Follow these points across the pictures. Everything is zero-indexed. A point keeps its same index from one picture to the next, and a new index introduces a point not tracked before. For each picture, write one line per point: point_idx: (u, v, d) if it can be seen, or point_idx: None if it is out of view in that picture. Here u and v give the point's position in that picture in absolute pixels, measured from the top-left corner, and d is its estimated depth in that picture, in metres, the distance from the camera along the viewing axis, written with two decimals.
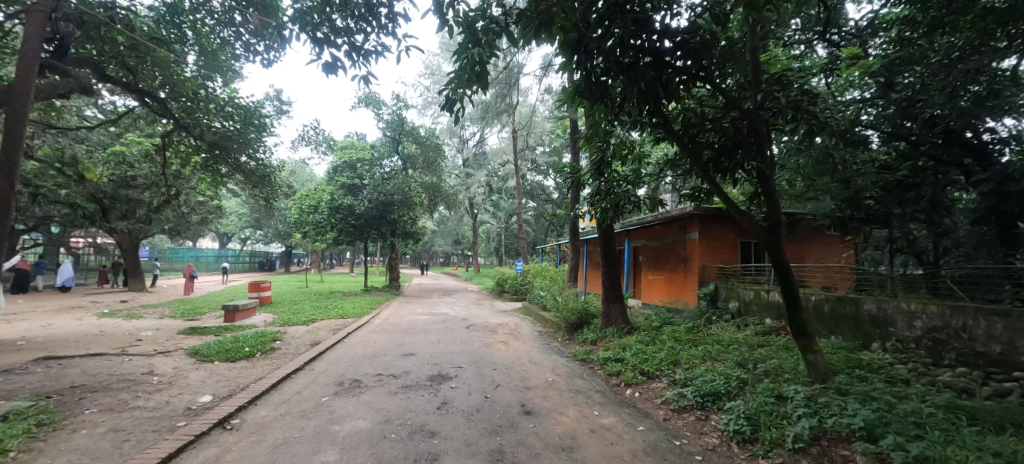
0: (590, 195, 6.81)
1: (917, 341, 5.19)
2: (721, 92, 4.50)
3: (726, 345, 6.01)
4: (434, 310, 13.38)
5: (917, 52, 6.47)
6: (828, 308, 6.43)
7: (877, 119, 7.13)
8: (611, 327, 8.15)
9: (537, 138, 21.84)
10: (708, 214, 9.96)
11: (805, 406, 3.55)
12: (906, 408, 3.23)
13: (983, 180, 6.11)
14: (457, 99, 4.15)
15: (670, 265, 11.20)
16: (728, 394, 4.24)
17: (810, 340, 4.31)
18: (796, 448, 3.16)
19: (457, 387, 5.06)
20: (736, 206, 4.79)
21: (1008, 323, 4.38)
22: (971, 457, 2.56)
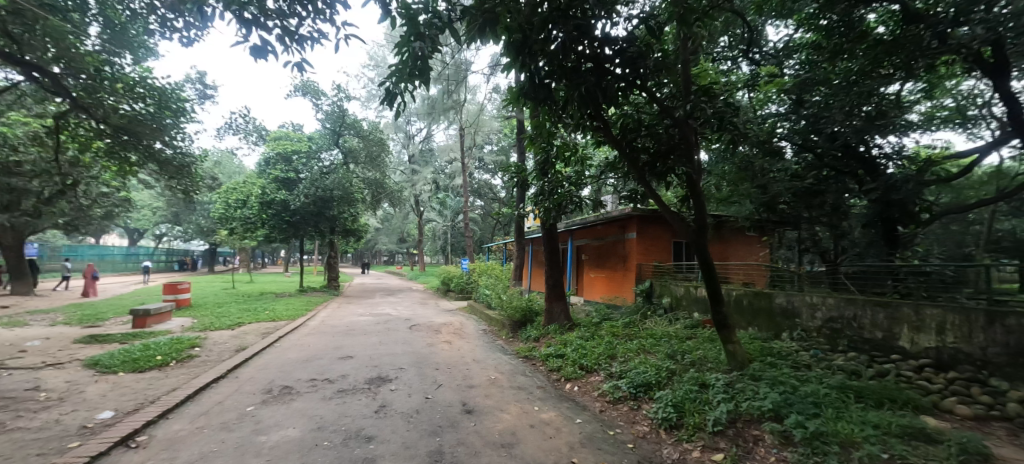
0: (534, 195, 6.93)
1: (818, 330, 5.86)
2: (656, 100, 4.79)
3: (658, 338, 6.40)
4: (376, 311, 12.90)
5: (822, 74, 7.30)
6: (746, 301, 7.06)
7: (790, 132, 7.90)
8: (553, 324, 8.37)
9: (484, 137, 21.82)
10: (645, 216, 10.54)
11: (723, 392, 3.87)
12: (807, 390, 3.63)
13: (873, 189, 7.06)
14: (399, 93, 4.01)
15: (610, 264, 11.70)
16: (659, 383, 4.52)
17: (731, 332, 4.69)
18: (715, 431, 3.44)
19: (397, 389, 4.92)
20: (668, 208, 5.11)
21: (888, 312, 5.06)
22: (856, 431, 2.94)
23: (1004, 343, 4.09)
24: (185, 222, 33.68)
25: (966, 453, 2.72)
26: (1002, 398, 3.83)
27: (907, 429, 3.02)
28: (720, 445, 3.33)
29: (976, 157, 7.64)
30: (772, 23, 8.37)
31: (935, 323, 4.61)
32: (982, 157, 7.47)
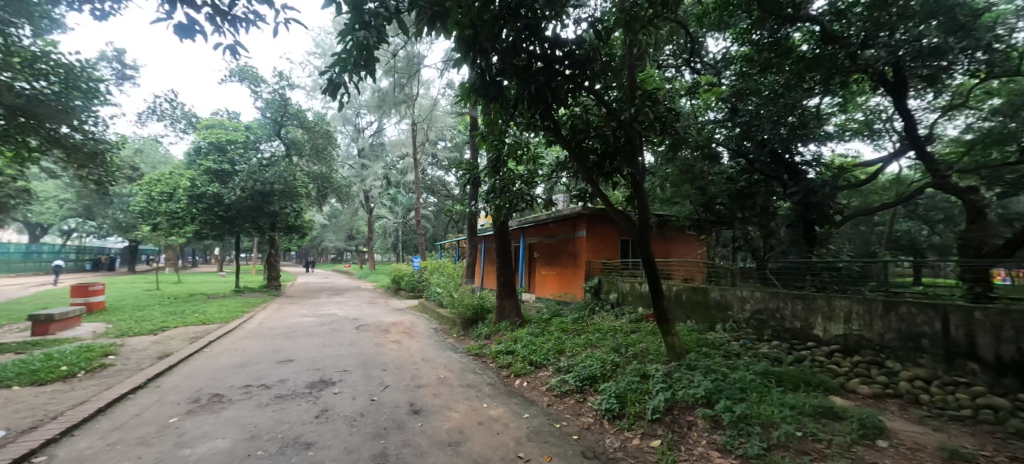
0: (486, 192, 6.91)
1: (747, 321, 6.34)
2: (603, 103, 4.95)
3: (605, 333, 6.64)
4: (321, 311, 12.30)
5: (754, 85, 7.90)
6: (685, 296, 7.49)
7: (726, 138, 8.45)
8: (504, 321, 8.42)
9: (437, 132, 21.46)
10: (594, 215, 10.88)
11: (662, 382, 4.09)
12: (735, 377, 3.93)
13: (795, 192, 7.78)
14: (343, 84, 3.83)
15: (561, 261, 11.96)
16: (603, 376, 4.69)
17: (670, 325, 4.96)
18: (654, 419, 3.63)
19: (341, 392, 4.73)
20: (614, 207, 5.31)
21: (805, 304, 5.59)
22: (775, 412, 3.23)
23: (897, 330, 4.65)
24: (98, 216, 30.15)
25: (865, 427, 3.08)
26: (895, 377, 4.36)
27: (818, 408, 3.36)
28: (658, 431, 3.52)
29: (879, 166, 8.62)
30: (711, 36, 8.93)
31: (843, 313, 5.16)
32: (884, 166, 8.44)
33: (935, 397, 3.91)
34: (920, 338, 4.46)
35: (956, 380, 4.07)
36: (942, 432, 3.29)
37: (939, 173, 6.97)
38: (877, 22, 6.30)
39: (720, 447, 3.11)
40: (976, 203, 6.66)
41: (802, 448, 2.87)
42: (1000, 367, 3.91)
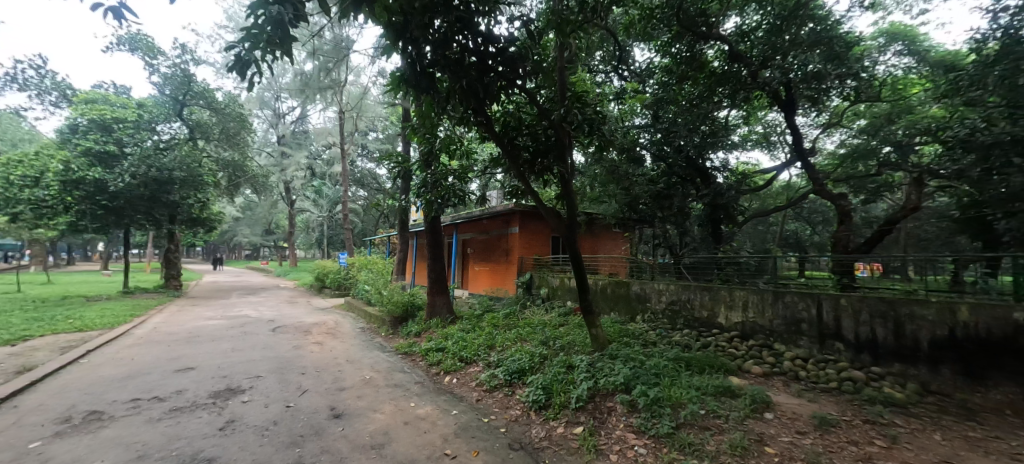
0: (417, 186, 6.70)
1: (663, 311, 6.87)
2: (535, 102, 5.05)
3: (535, 327, 6.82)
4: (231, 313, 11.16)
5: (672, 94, 8.55)
6: (609, 290, 7.93)
7: (649, 142, 8.98)
8: (435, 318, 8.28)
9: (367, 123, 20.44)
10: (526, 212, 11.13)
11: (586, 371, 4.29)
12: (651, 363, 4.25)
13: (706, 195, 8.56)
14: (255, 61, 3.48)
15: (494, 257, 12.05)
16: (531, 369, 4.80)
17: (594, 317, 5.22)
18: (577, 407, 3.79)
19: (251, 400, 4.33)
20: (544, 205, 5.45)
21: (711, 295, 6.19)
22: (684, 395, 3.54)
23: (783, 316, 5.33)
24: None
25: (755, 402, 3.49)
26: (780, 357, 5.00)
27: (719, 388, 3.74)
28: (581, 418, 3.69)
29: (774, 174, 9.78)
30: (637, 45, 9.49)
31: (741, 302, 5.79)
32: (778, 173, 9.59)
33: (810, 372, 4.55)
34: (801, 323, 5.14)
35: (826, 357, 4.78)
36: (814, 402, 3.84)
37: (818, 181, 8.09)
38: (773, 46, 7.19)
39: (636, 429, 3.34)
40: (845, 208, 7.82)
41: (705, 425, 3.19)
42: (858, 345, 4.66)
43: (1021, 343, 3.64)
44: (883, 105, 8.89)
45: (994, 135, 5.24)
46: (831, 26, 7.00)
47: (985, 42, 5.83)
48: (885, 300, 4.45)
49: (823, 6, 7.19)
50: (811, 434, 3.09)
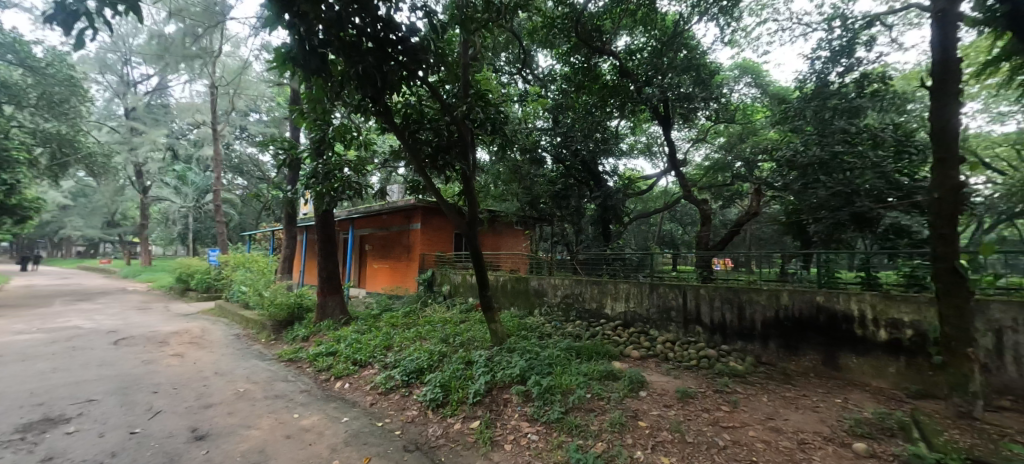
0: (306, 177, 6.11)
1: (558, 304, 7.31)
2: (437, 96, 4.95)
3: (435, 324, 6.74)
4: (53, 325, 8.96)
5: (569, 101, 9.10)
6: (510, 285, 8.18)
7: (549, 145, 9.44)
8: (325, 320, 7.67)
9: (248, 102, 18.02)
10: (429, 208, 10.92)
11: (484, 366, 4.36)
12: (545, 354, 4.50)
13: (598, 196, 9.32)
14: (87, 14, 2.78)
15: (394, 254, 11.59)
16: (430, 367, 4.73)
17: (493, 312, 5.36)
18: (475, 402, 3.86)
19: (79, 430, 3.53)
20: (446, 201, 5.41)
21: (600, 288, 6.76)
22: (572, 381, 3.81)
23: (657, 305, 6.05)
24: None
25: (633, 383, 3.91)
26: (653, 341, 5.68)
27: (603, 372, 4.11)
28: (478, 412, 3.75)
29: (654, 180, 11.03)
30: (540, 52, 9.91)
31: (624, 293, 6.43)
32: (657, 180, 10.84)
33: (676, 353, 5.24)
34: (671, 310, 5.90)
35: (688, 339, 5.56)
36: (678, 379, 4.44)
37: (687, 188, 9.34)
38: (655, 66, 8.09)
39: (529, 418, 3.51)
40: (706, 212, 9.15)
41: (590, 407, 3.48)
42: (712, 328, 5.50)
43: (821, 320, 4.67)
44: (736, 126, 10.60)
45: (808, 158, 6.60)
46: (699, 56, 8.17)
47: (805, 82, 7.35)
48: (732, 289, 5.33)
49: (694, 37, 8.36)
50: (675, 407, 3.57)
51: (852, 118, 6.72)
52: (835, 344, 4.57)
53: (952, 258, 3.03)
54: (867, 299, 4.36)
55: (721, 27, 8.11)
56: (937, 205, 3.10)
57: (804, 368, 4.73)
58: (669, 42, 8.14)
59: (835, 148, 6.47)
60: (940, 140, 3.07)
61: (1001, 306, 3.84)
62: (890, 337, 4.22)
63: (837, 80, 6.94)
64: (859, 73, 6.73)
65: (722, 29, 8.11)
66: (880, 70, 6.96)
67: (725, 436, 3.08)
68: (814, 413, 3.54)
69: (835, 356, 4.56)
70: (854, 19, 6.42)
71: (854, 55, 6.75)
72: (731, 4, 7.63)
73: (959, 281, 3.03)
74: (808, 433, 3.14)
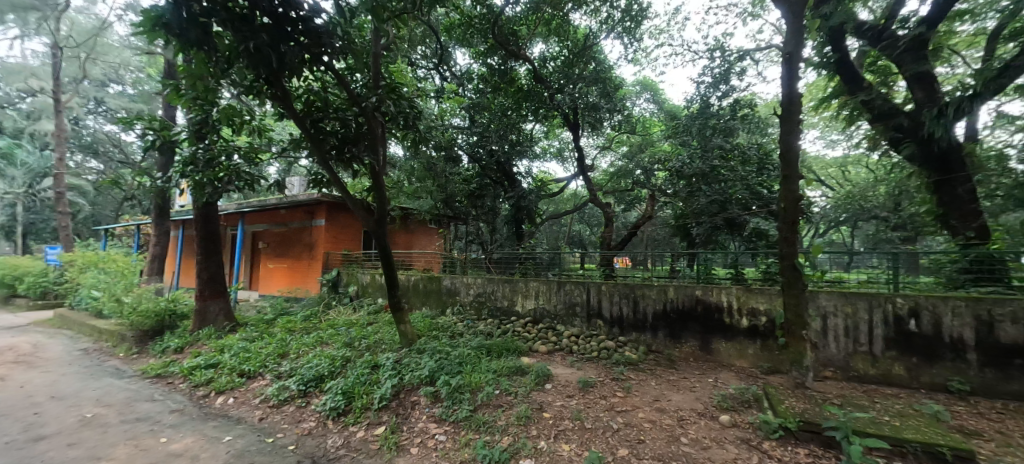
0: (182, 164, 5.31)
1: (470, 303, 7.33)
2: (344, 84, 4.62)
3: (339, 328, 6.32)
4: None
5: (485, 102, 9.17)
6: (422, 285, 7.99)
7: (465, 144, 9.35)
8: (206, 328, 6.75)
9: (106, 70, 15.08)
10: (335, 203, 10.20)
11: (391, 369, 4.22)
12: (455, 354, 4.49)
13: (511, 197, 9.55)
14: None
15: (294, 252, 10.61)
16: (331, 374, 4.43)
17: (402, 313, 5.22)
18: (380, 407, 3.71)
19: None
20: (351, 197, 5.12)
21: (511, 286, 6.92)
22: (480, 379, 3.87)
23: (564, 301, 6.39)
24: None
25: (539, 377, 4.09)
26: (560, 335, 5.99)
27: (511, 368, 4.24)
28: (383, 418, 3.62)
29: (565, 183, 11.61)
30: (458, 49, 9.82)
31: (534, 291, 6.68)
32: (567, 183, 11.41)
33: (579, 345, 5.59)
34: (576, 305, 6.28)
35: (591, 332, 5.97)
36: (581, 370, 4.75)
37: (594, 192, 10.00)
38: (566, 75, 8.52)
39: (437, 418, 3.48)
40: (610, 214, 9.87)
41: (498, 403, 3.56)
42: (612, 321, 5.97)
43: (698, 311, 5.34)
44: (636, 137, 11.61)
45: (693, 169, 7.49)
46: (606, 70, 8.79)
47: (692, 103, 8.32)
48: (628, 285, 5.86)
49: (603, 52, 8.99)
50: (577, 396, 3.81)
51: (727, 137, 7.78)
52: (709, 332, 5.26)
53: (793, 257, 3.67)
54: (733, 292, 5.10)
55: (626, 45, 8.84)
56: (786, 214, 3.70)
57: (685, 354, 5.37)
58: (580, 53, 8.71)
59: (714, 162, 7.46)
60: (786, 159, 3.68)
61: (826, 296, 4.77)
62: (749, 323, 4.99)
63: (717, 103, 7.97)
64: (733, 98, 7.82)
65: (626, 47, 8.83)
66: (749, 98, 8.16)
67: (619, 419, 3.37)
68: (691, 392, 4.04)
69: (709, 341, 5.25)
70: (730, 51, 7.42)
71: (730, 82, 7.81)
72: (634, 25, 8.35)
73: (798, 277, 3.67)
74: (686, 410, 3.58)
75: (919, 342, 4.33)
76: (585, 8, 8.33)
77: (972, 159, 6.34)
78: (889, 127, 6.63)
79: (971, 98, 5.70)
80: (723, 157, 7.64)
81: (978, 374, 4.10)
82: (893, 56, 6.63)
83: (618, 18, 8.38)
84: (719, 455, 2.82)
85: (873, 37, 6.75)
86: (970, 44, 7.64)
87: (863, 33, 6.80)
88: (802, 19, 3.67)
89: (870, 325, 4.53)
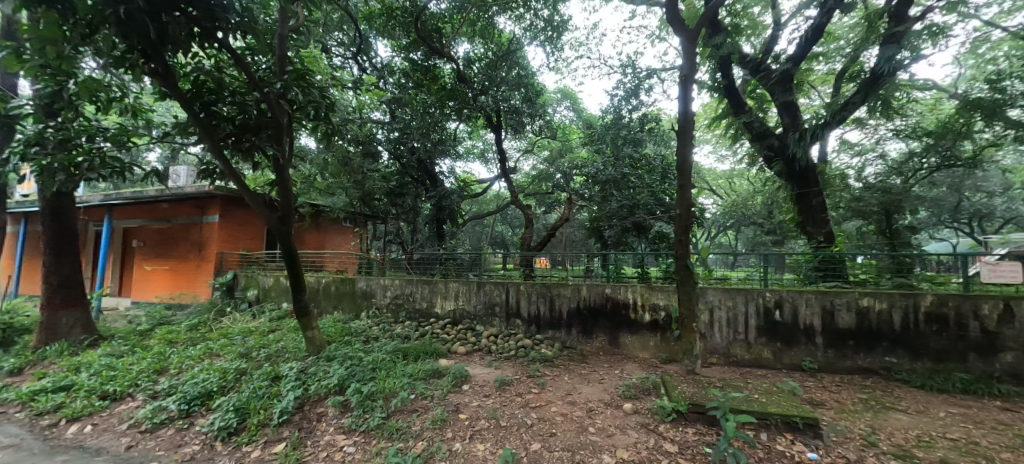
0: (23, 144, 4.36)
1: (387, 306, 7.04)
2: (242, 66, 4.14)
3: (234, 338, 5.67)
4: None
5: (406, 97, 8.87)
6: (333, 288, 7.48)
7: (385, 139, 9.02)
8: (57, 343, 5.63)
9: None
10: (231, 197, 9.13)
11: (295, 380, 3.91)
12: (368, 360, 4.29)
13: (433, 196, 9.35)
14: None
15: (179, 252, 9.29)
16: (221, 390, 3.95)
17: (309, 318, 4.88)
18: (280, 422, 3.41)
19: None
20: (250, 191, 4.63)
21: (430, 287, 6.77)
22: (395, 385, 3.75)
23: (483, 301, 6.44)
24: None
25: (456, 378, 4.07)
26: (479, 336, 6.01)
27: (428, 371, 4.16)
28: (284, 433, 3.33)
29: (487, 185, 11.67)
30: (378, 40, 9.38)
31: (453, 292, 6.62)
32: (490, 184, 11.48)
33: (497, 345, 5.67)
34: (496, 306, 6.36)
35: (509, 332, 6.09)
36: (498, 369, 4.82)
37: (515, 194, 10.18)
38: (491, 78, 8.61)
39: (346, 429, 3.29)
40: (530, 216, 10.11)
41: (413, 407, 3.48)
42: (529, 320, 6.15)
43: (608, 308, 5.72)
44: (556, 143, 12.08)
45: (606, 175, 8.02)
46: (528, 75, 9.04)
47: (607, 114, 8.89)
48: (545, 285, 6.09)
49: (526, 58, 9.23)
50: (493, 395, 3.86)
51: (636, 147, 8.46)
52: (616, 328, 5.67)
53: (686, 258, 4.10)
54: (638, 290, 5.57)
55: (548, 53, 9.19)
56: (680, 219, 4.11)
57: (596, 348, 5.73)
58: (503, 56, 8.84)
59: (624, 170, 8.08)
60: (681, 171, 4.10)
61: (713, 292, 5.41)
62: (651, 318, 5.49)
63: (628, 115, 8.63)
64: (642, 112, 8.52)
65: (548, 55, 9.17)
66: (655, 113, 8.95)
67: (532, 415, 3.48)
68: (600, 384, 4.33)
69: (616, 336, 5.66)
70: (639, 69, 8.09)
71: (639, 97, 8.50)
72: (555, 35, 8.72)
73: (690, 275, 4.12)
74: (595, 401, 3.82)
75: (782, 329, 5.11)
76: (509, 13, 8.50)
77: (822, 177, 7.65)
78: (764, 146, 7.76)
79: (822, 126, 6.90)
80: (632, 166, 8.29)
81: (822, 354, 4.97)
82: (767, 86, 7.73)
83: (540, 26, 8.67)
84: (621, 441, 3.06)
85: (752, 68, 7.83)
86: (823, 81, 9.21)
87: (746, 64, 7.86)
88: (694, 46, 4.12)
89: (746, 316, 5.24)
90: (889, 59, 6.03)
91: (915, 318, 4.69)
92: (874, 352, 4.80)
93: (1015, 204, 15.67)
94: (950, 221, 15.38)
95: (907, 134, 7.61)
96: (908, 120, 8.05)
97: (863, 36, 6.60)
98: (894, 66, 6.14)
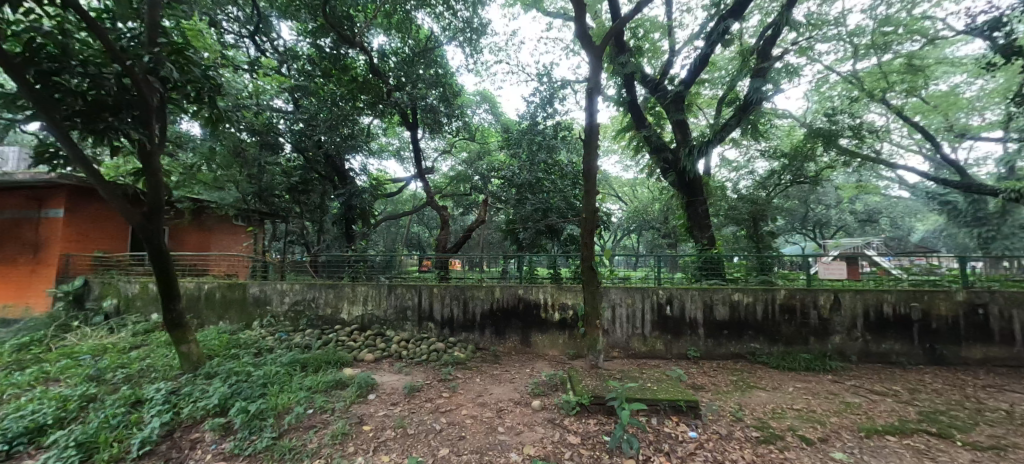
0: None
1: (285, 314, 6.40)
2: (97, 32, 3.48)
3: (81, 358, 4.71)
4: None
5: (311, 86, 8.22)
6: (218, 294, 6.60)
7: (288, 130, 8.23)
8: None
9: None
10: (83, 188, 7.59)
11: (162, 404, 3.39)
12: (258, 374, 3.86)
13: (341, 194, 8.73)
14: None
15: (4, 254, 7.48)
16: (58, 422, 3.26)
17: (185, 331, 4.26)
18: (141, 455, 2.92)
19: None
20: (102, 180, 3.94)
21: (336, 292, 6.32)
22: (289, 400, 3.43)
23: (395, 305, 6.19)
24: None
25: (361, 388, 3.85)
26: (389, 341, 5.75)
27: (330, 383, 3.88)
28: None
29: (403, 184, 11.22)
30: (281, 21, 8.53)
31: (362, 296, 6.25)
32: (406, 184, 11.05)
33: (409, 350, 5.48)
34: (408, 309, 6.15)
35: (422, 336, 5.93)
36: (408, 375, 4.67)
37: (432, 194, 9.95)
38: (407, 73, 8.30)
39: (228, 455, 2.92)
40: (446, 217, 9.94)
41: (310, 423, 3.22)
42: (442, 323, 6.06)
43: (520, 308, 5.88)
44: (475, 145, 12.10)
45: (522, 179, 8.27)
46: (445, 75, 8.92)
47: (524, 119, 9.14)
48: (460, 287, 6.05)
49: (444, 57, 9.11)
50: (401, 403, 3.72)
51: (550, 153, 8.79)
52: (528, 328, 5.84)
53: (591, 259, 4.37)
54: (548, 290, 5.82)
55: (467, 55, 9.17)
56: (586, 222, 4.36)
57: (507, 349, 5.84)
58: (419, 53, 8.61)
59: (539, 174, 8.39)
60: (586, 177, 4.35)
61: (615, 291, 5.84)
62: (560, 317, 5.76)
63: (543, 122, 8.97)
64: (556, 120, 8.91)
65: (467, 57, 9.14)
66: (567, 122, 9.42)
67: (441, 420, 3.43)
68: (511, 383, 4.42)
69: (528, 336, 5.83)
70: (554, 79, 8.46)
71: (553, 106, 8.87)
72: (473, 38, 8.75)
73: (594, 276, 4.39)
74: (504, 401, 3.89)
75: (672, 322, 5.71)
76: (428, 10, 8.33)
77: (706, 188, 8.70)
78: (660, 159, 8.64)
79: (706, 144, 7.85)
80: (546, 171, 8.63)
81: (703, 343, 5.65)
82: (664, 104, 8.59)
83: (459, 27, 8.63)
84: (528, 438, 3.15)
85: (652, 87, 8.63)
86: (708, 104, 10.51)
87: (646, 83, 8.66)
88: (600, 62, 4.42)
89: (643, 311, 5.76)
90: (756, 89, 7.09)
91: (773, 309, 5.56)
92: (742, 340, 5.59)
93: (844, 215, 19.41)
94: (800, 228, 18.54)
95: (769, 154, 9.01)
96: (770, 143, 9.52)
97: (739, 68, 7.66)
98: (761, 96, 7.23)
